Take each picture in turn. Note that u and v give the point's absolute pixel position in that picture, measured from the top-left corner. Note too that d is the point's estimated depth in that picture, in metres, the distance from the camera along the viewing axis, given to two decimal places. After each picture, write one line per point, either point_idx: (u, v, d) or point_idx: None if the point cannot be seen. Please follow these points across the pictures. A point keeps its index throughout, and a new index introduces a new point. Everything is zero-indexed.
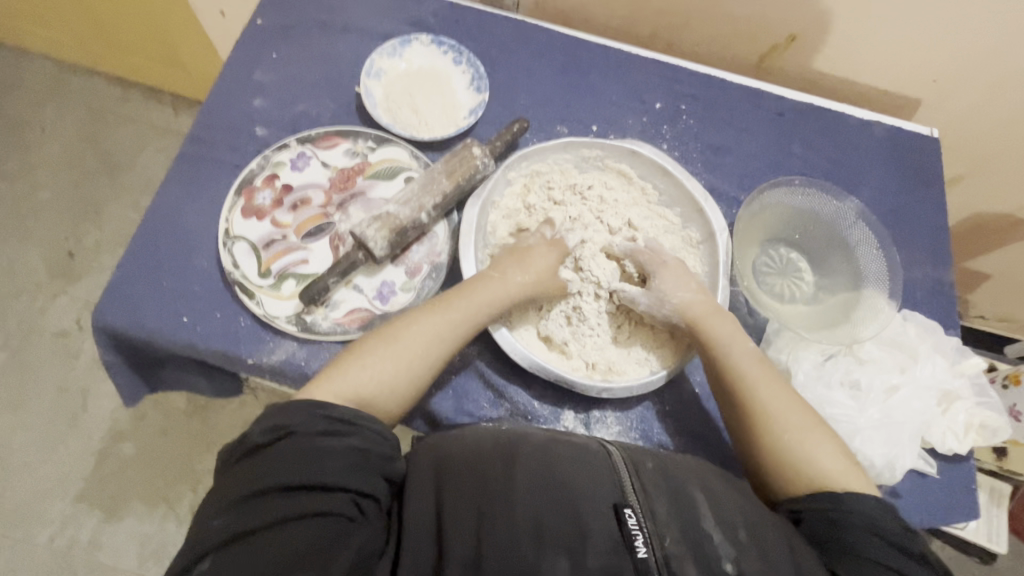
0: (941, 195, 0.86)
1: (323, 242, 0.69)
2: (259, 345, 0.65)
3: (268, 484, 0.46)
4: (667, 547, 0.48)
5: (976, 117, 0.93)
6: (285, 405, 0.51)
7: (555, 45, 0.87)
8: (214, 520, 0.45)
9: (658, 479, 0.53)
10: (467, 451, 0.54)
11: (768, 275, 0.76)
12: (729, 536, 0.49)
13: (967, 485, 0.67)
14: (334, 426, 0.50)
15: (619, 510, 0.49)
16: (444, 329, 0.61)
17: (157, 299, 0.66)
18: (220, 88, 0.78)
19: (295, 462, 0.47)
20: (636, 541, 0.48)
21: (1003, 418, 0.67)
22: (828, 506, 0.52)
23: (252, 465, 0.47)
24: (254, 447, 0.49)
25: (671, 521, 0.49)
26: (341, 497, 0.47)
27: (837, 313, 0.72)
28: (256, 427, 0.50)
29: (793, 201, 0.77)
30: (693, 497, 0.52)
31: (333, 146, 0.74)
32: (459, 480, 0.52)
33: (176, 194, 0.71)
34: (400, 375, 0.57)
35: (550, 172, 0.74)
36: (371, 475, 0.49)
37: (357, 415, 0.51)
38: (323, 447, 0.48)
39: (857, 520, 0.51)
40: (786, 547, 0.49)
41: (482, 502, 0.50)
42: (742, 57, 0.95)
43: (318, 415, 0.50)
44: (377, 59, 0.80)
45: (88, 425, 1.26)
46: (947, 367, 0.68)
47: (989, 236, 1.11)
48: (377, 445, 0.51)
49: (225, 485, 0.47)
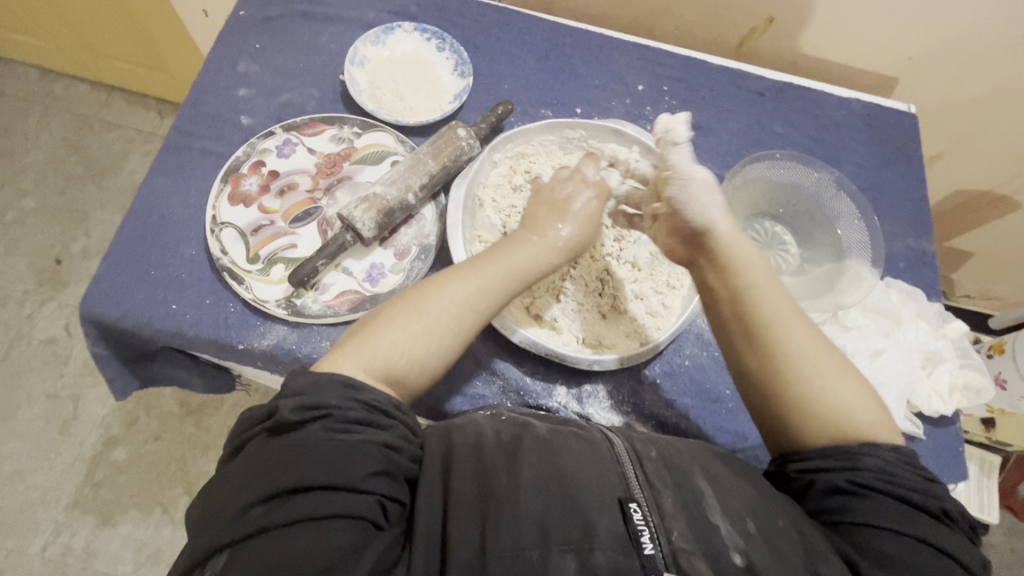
0: (921, 169, 0.87)
1: (311, 226, 0.69)
2: (249, 331, 0.65)
3: (296, 482, 0.44)
4: (675, 540, 0.47)
5: (952, 95, 0.95)
6: (318, 382, 0.50)
7: (537, 31, 0.87)
8: (240, 508, 0.44)
9: (662, 471, 0.53)
10: (475, 447, 0.54)
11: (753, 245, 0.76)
12: (736, 526, 0.49)
13: (956, 449, 0.68)
14: (371, 417, 0.50)
15: (624, 505, 0.49)
16: (478, 300, 0.59)
17: (145, 288, 0.66)
18: (204, 79, 0.78)
19: (323, 457, 0.45)
20: (642, 537, 0.47)
21: (986, 379, 0.68)
22: (841, 474, 0.51)
23: (280, 447, 0.46)
24: (285, 425, 0.47)
25: (679, 513, 0.49)
26: (368, 501, 0.46)
27: (820, 284, 0.73)
28: (289, 405, 0.48)
29: (776, 174, 0.77)
30: (699, 488, 0.52)
31: (319, 133, 0.74)
32: (461, 477, 0.51)
33: (162, 184, 0.71)
34: (431, 352, 0.56)
35: (535, 153, 0.75)
36: (394, 479, 0.49)
37: (394, 407, 0.52)
38: (358, 442, 0.47)
39: (874, 484, 0.50)
40: (796, 531, 0.49)
41: (486, 501, 0.49)
42: (722, 40, 0.96)
43: (354, 401, 0.50)
44: (360, 47, 0.81)
45: (78, 432, 1.25)
46: (928, 331, 0.69)
47: (970, 215, 1.15)
48: (407, 444, 0.52)
49: (242, 474, 0.46)
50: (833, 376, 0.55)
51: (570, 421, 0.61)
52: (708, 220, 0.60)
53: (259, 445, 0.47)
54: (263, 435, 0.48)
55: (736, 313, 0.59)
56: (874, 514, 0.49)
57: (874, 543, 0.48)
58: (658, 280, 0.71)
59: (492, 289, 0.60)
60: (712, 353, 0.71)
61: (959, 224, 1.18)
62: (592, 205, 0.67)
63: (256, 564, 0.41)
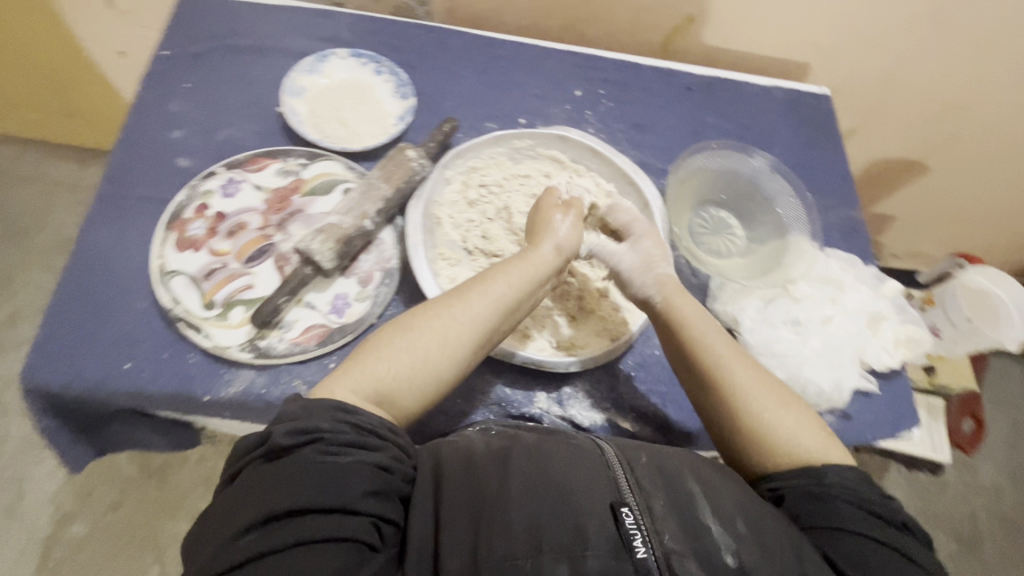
0: (841, 145, 0.94)
1: (266, 264, 0.67)
2: (214, 380, 0.62)
3: (290, 505, 0.43)
4: (666, 543, 0.47)
5: (858, 74, 1.04)
6: (309, 407, 0.49)
7: (472, 47, 0.89)
8: (232, 536, 0.42)
9: (653, 475, 0.53)
10: (466, 458, 0.54)
11: (701, 229, 0.80)
12: (727, 527, 0.49)
13: (907, 397, 0.74)
14: (363, 438, 0.49)
15: (616, 509, 0.49)
16: (467, 314, 0.59)
17: (95, 348, 0.62)
18: (133, 124, 0.75)
19: (317, 480, 0.44)
20: (633, 540, 0.47)
21: (923, 330, 0.75)
22: (808, 481, 0.54)
23: (271, 473, 0.45)
24: (275, 452, 0.46)
25: (669, 516, 0.49)
26: (364, 523, 0.45)
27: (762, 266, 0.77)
28: (281, 428, 0.47)
29: (714, 164, 0.82)
30: (690, 490, 0.51)
31: (263, 168, 0.72)
32: (454, 489, 0.51)
33: (100, 237, 0.68)
34: (422, 371, 0.56)
35: (486, 167, 0.77)
36: (389, 499, 0.48)
37: (387, 430, 0.51)
38: (351, 463, 0.47)
39: (836, 492, 0.52)
40: (782, 532, 0.49)
41: (478, 510, 0.49)
42: (648, 42, 1.01)
43: (345, 423, 0.49)
44: (296, 77, 0.80)
45: (26, 515, 1.15)
46: (868, 293, 0.75)
47: (889, 182, 1.25)
48: (400, 464, 0.51)
49: (233, 501, 0.44)
50: (766, 388, 0.60)
51: (559, 432, 0.60)
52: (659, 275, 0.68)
53: (252, 469, 0.46)
54: (253, 458, 0.47)
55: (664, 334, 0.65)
56: (849, 523, 0.50)
57: (853, 551, 0.48)
58: None
59: (478, 308, 0.59)
60: None
61: (880, 191, 1.28)
62: (572, 222, 0.68)
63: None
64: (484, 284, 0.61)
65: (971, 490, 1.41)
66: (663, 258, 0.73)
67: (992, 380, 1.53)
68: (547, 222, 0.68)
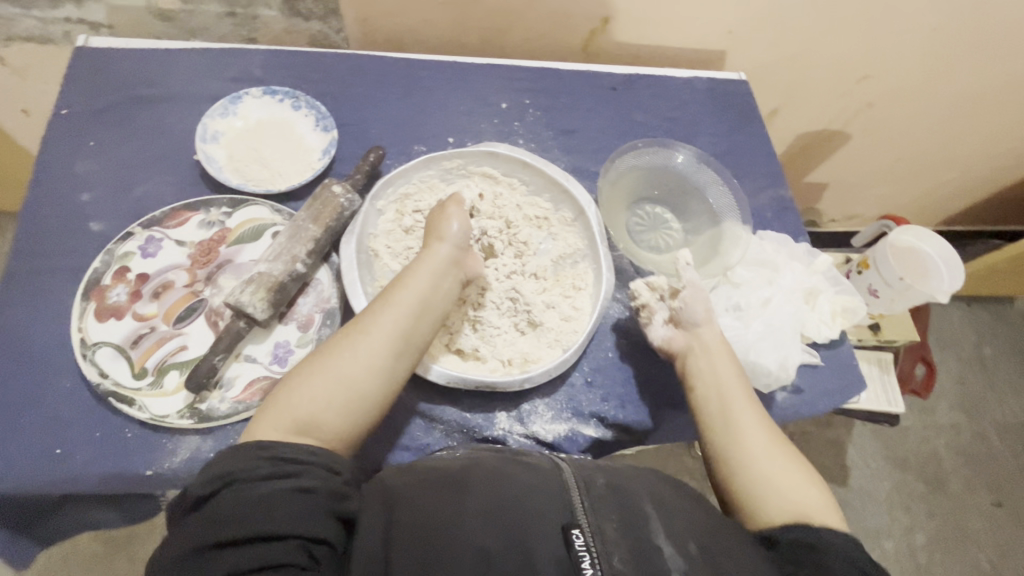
0: (763, 126, 0.98)
1: (198, 322, 0.65)
2: (156, 452, 0.59)
3: (205, 542, 0.44)
4: (615, 566, 0.46)
5: (772, 57, 1.08)
6: (228, 452, 0.50)
7: (392, 70, 0.88)
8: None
9: (607, 495, 0.52)
10: (417, 487, 0.53)
11: (639, 228, 0.82)
12: (681, 549, 0.48)
13: (851, 363, 0.77)
14: (279, 468, 0.49)
15: (567, 532, 0.48)
16: (364, 327, 0.59)
17: (18, 439, 0.58)
18: (37, 191, 0.71)
19: (230, 515, 0.45)
20: (582, 563, 0.46)
21: (858, 299, 0.77)
22: (804, 533, 0.52)
23: (192, 519, 0.46)
24: (196, 501, 0.48)
25: (620, 537, 0.48)
26: (288, 546, 0.45)
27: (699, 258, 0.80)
28: (199, 479, 0.50)
29: (642, 162, 0.84)
30: (644, 511, 0.51)
31: (184, 222, 0.69)
32: (403, 520, 0.49)
33: (12, 316, 0.64)
34: (350, 404, 0.56)
35: (418, 192, 0.76)
36: (317, 518, 0.47)
37: (309, 453, 0.51)
38: (265, 492, 0.47)
39: (833, 550, 0.50)
40: (731, 548, 0.50)
41: (424, 542, 0.48)
42: (569, 45, 1.02)
43: (263, 458, 0.50)
44: (210, 122, 0.77)
45: None
46: (802, 270, 0.78)
47: (816, 154, 1.30)
48: (329, 482, 0.50)
49: (163, 550, 0.46)
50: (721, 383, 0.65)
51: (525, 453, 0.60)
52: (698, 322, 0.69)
53: (178, 523, 0.48)
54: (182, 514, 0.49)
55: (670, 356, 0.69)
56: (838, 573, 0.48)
57: None
58: (564, 286, 0.74)
59: (384, 321, 0.59)
60: (631, 339, 0.75)
61: (810, 162, 1.33)
62: (458, 217, 0.67)
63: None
64: (387, 295, 0.61)
65: (932, 433, 1.48)
66: (604, 263, 0.74)
67: (937, 325, 1.61)
68: (439, 224, 0.67)
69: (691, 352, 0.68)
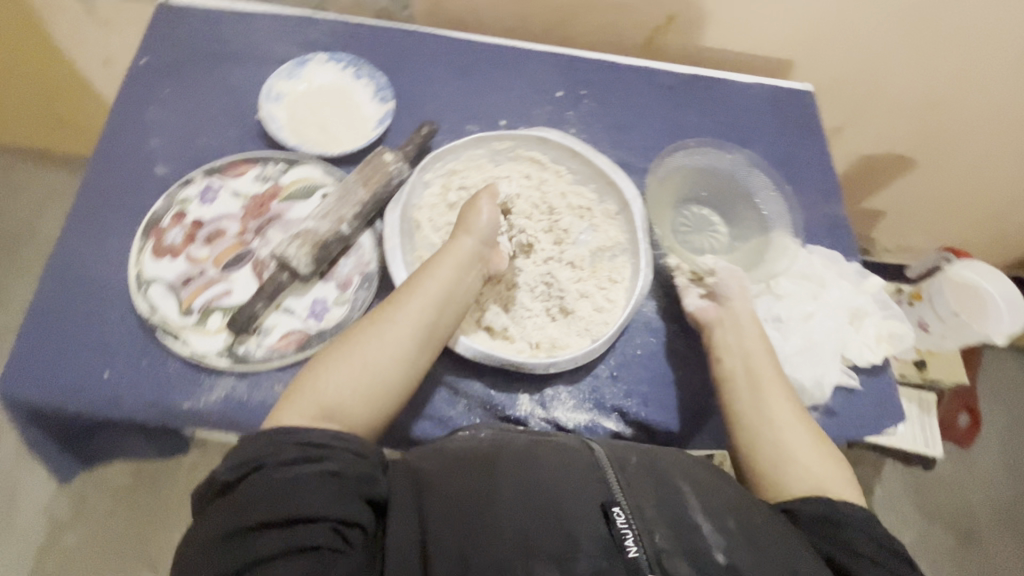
0: (824, 141, 0.94)
1: (244, 270, 0.67)
2: (194, 388, 0.62)
3: (241, 527, 0.45)
4: (658, 543, 0.48)
5: (843, 71, 1.04)
6: (252, 438, 0.51)
7: (452, 50, 0.89)
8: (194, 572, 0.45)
9: (643, 475, 0.54)
10: (448, 465, 0.54)
11: (687, 232, 0.80)
12: (719, 526, 0.50)
13: (892, 393, 0.74)
14: (305, 452, 0.49)
15: (607, 510, 0.49)
16: (391, 313, 0.60)
17: (72, 359, 0.62)
18: (112, 133, 0.75)
19: (263, 499, 0.46)
20: (625, 541, 0.47)
21: (906, 325, 0.74)
22: (824, 508, 0.54)
23: (223, 504, 0.47)
24: (224, 485, 0.48)
25: (659, 517, 0.50)
26: (320, 530, 0.45)
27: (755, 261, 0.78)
28: (223, 465, 0.50)
29: (692, 162, 0.82)
30: (680, 490, 0.53)
31: (242, 174, 0.72)
32: (439, 495, 0.51)
33: (78, 246, 0.68)
34: (370, 381, 0.56)
35: (466, 169, 0.77)
36: (347, 502, 0.48)
37: (331, 437, 0.51)
38: (295, 477, 0.47)
39: (852, 524, 0.52)
40: (764, 525, 0.51)
41: (464, 515, 0.49)
42: (631, 41, 1.01)
43: (286, 443, 0.50)
44: (274, 83, 0.80)
45: (21, 525, 1.15)
46: (850, 289, 0.75)
47: (878, 177, 1.25)
48: (356, 465, 0.50)
49: (198, 533, 0.47)
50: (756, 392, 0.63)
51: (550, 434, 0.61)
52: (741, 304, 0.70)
53: (208, 507, 0.49)
54: (209, 499, 0.50)
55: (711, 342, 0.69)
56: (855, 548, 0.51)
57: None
58: (600, 276, 0.74)
59: (411, 307, 0.60)
60: (662, 338, 0.74)
61: (870, 185, 1.27)
62: (488, 207, 0.67)
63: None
64: (414, 284, 0.62)
65: (969, 484, 1.40)
66: (643, 259, 0.73)
67: (988, 371, 1.52)
68: (470, 217, 0.67)
69: (721, 324, 0.69)
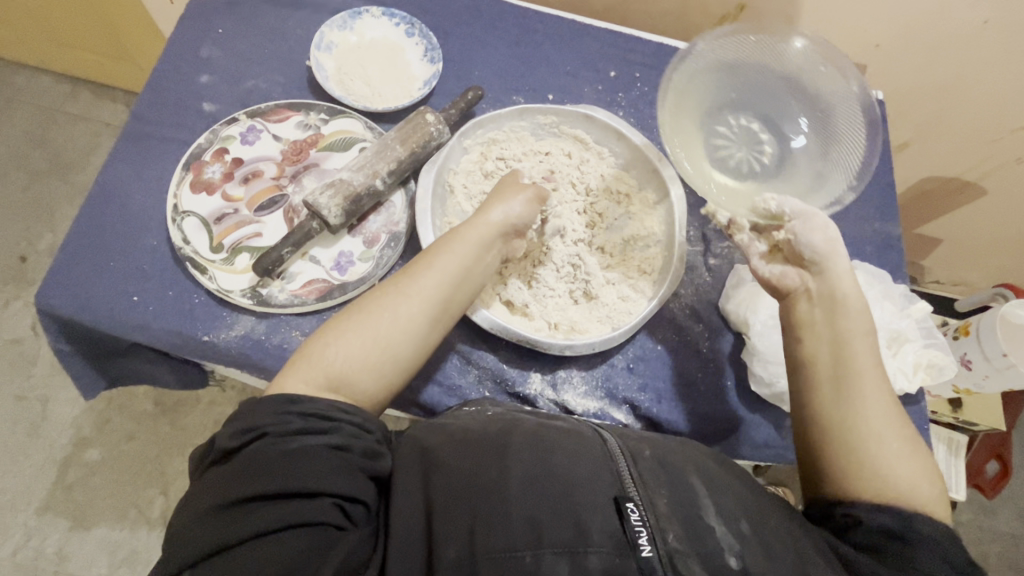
0: (888, 154, 0.89)
1: (276, 214, 0.68)
2: (215, 323, 0.64)
3: (243, 496, 0.45)
4: (670, 543, 0.46)
5: (920, 82, 0.97)
6: (256, 405, 0.51)
7: (509, 17, 0.86)
8: (190, 537, 0.44)
9: (656, 469, 0.53)
10: (455, 444, 0.54)
11: (734, 158, 0.72)
12: (730, 527, 0.49)
13: (921, 426, 0.70)
14: (312, 423, 0.50)
15: (620, 504, 0.48)
16: (407, 287, 0.59)
17: (105, 279, 0.64)
18: (165, 65, 0.76)
19: (271, 468, 0.46)
20: (639, 539, 0.46)
21: (949, 357, 0.70)
22: (892, 520, 0.53)
23: (228, 469, 0.47)
24: (228, 451, 0.49)
25: (672, 515, 0.49)
26: (323, 504, 0.46)
27: (812, 160, 0.72)
28: (227, 431, 0.50)
29: (700, 75, 0.74)
30: (693, 486, 0.52)
31: (284, 120, 0.72)
32: (444, 476, 0.51)
33: (122, 172, 0.69)
34: (377, 347, 0.56)
35: (506, 140, 0.75)
36: (353, 477, 0.48)
37: (337, 410, 0.51)
38: (302, 448, 0.48)
39: (921, 540, 0.51)
40: (778, 529, 0.50)
41: (472, 499, 0.49)
42: (695, 28, 0.97)
43: (292, 413, 0.50)
44: (327, 32, 0.79)
45: (48, 434, 1.22)
46: (893, 311, 0.71)
47: (940, 201, 1.17)
48: (361, 441, 0.51)
49: (199, 496, 0.47)
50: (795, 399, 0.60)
51: (559, 417, 0.61)
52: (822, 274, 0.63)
53: (210, 471, 0.49)
54: (210, 464, 0.50)
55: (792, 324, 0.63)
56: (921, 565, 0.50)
57: None
58: (630, 266, 0.71)
59: (426, 282, 0.59)
60: (685, 337, 0.72)
61: (929, 210, 1.20)
62: (521, 195, 0.66)
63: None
64: (431, 257, 0.61)
65: (987, 534, 1.34)
66: (677, 252, 0.70)
67: None
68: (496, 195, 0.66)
69: (804, 292, 0.63)
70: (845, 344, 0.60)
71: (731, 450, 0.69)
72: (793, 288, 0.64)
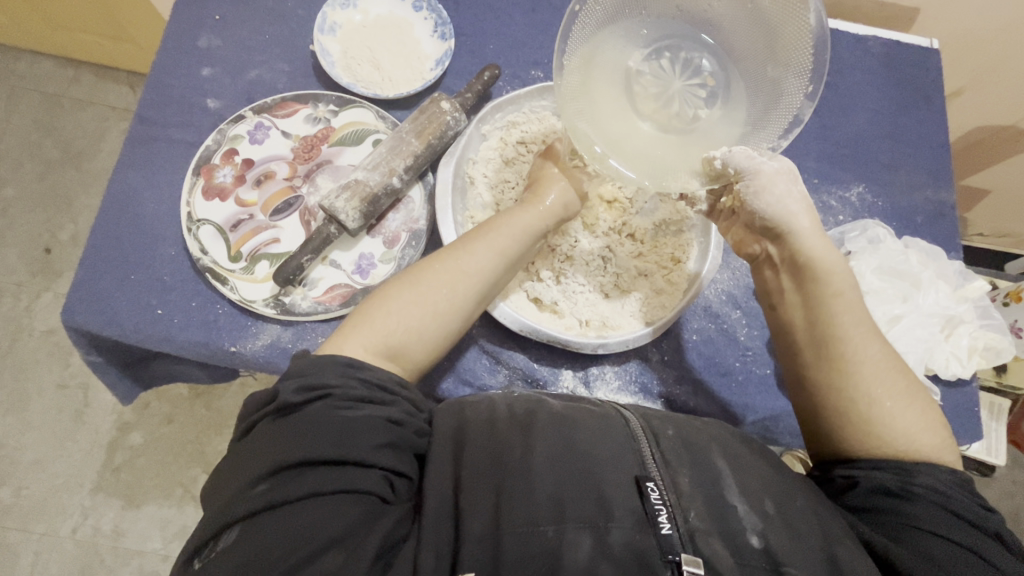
0: (942, 112, 0.81)
1: (293, 218, 0.66)
2: (242, 333, 0.63)
3: (300, 459, 0.43)
4: (691, 521, 0.46)
5: (980, 25, 0.87)
6: (318, 360, 0.48)
7: None
8: (244, 488, 0.42)
9: (679, 447, 0.51)
10: (487, 421, 0.53)
11: (674, 104, 0.57)
12: (755, 508, 0.47)
13: (969, 407, 0.68)
14: (374, 393, 0.48)
15: (641, 484, 0.47)
16: (471, 265, 0.57)
17: (127, 294, 0.63)
18: (164, 58, 0.72)
19: (330, 432, 0.44)
20: (659, 517, 0.45)
21: (1006, 338, 0.66)
22: (889, 478, 0.50)
23: (287, 425, 0.44)
24: (288, 406, 0.45)
25: (695, 494, 0.47)
26: (375, 476, 0.45)
27: (759, 71, 0.58)
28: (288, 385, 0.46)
29: (599, 27, 0.58)
30: (717, 467, 0.50)
31: (292, 114, 0.69)
32: (474, 450, 0.50)
33: (131, 178, 0.67)
34: (428, 319, 0.54)
35: (527, 122, 0.70)
36: (402, 454, 0.47)
37: (396, 383, 0.50)
38: (363, 416, 0.46)
39: (922, 494, 0.49)
40: (815, 516, 0.48)
41: (499, 474, 0.48)
42: None
43: (356, 378, 0.48)
44: (330, 12, 0.73)
45: (92, 420, 1.26)
46: (949, 294, 0.67)
47: (992, 152, 1.08)
48: (412, 419, 0.50)
49: (252, 450, 0.44)
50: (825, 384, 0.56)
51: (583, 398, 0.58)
52: (797, 238, 0.58)
53: (263, 425, 0.46)
54: (262, 416, 0.46)
55: (805, 300, 0.58)
56: (926, 519, 0.47)
57: (920, 546, 0.46)
58: (662, 254, 0.68)
59: (484, 258, 0.57)
60: (721, 326, 0.69)
61: (976, 162, 1.12)
62: (566, 186, 0.63)
63: (260, 541, 0.40)
64: (493, 236, 0.58)
65: (1019, 488, 1.32)
66: (714, 239, 0.67)
67: None
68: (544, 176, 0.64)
69: (771, 258, 0.60)
70: (825, 307, 0.56)
71: (769, 437, 0.67)
72: (758, 255, 0.62)
